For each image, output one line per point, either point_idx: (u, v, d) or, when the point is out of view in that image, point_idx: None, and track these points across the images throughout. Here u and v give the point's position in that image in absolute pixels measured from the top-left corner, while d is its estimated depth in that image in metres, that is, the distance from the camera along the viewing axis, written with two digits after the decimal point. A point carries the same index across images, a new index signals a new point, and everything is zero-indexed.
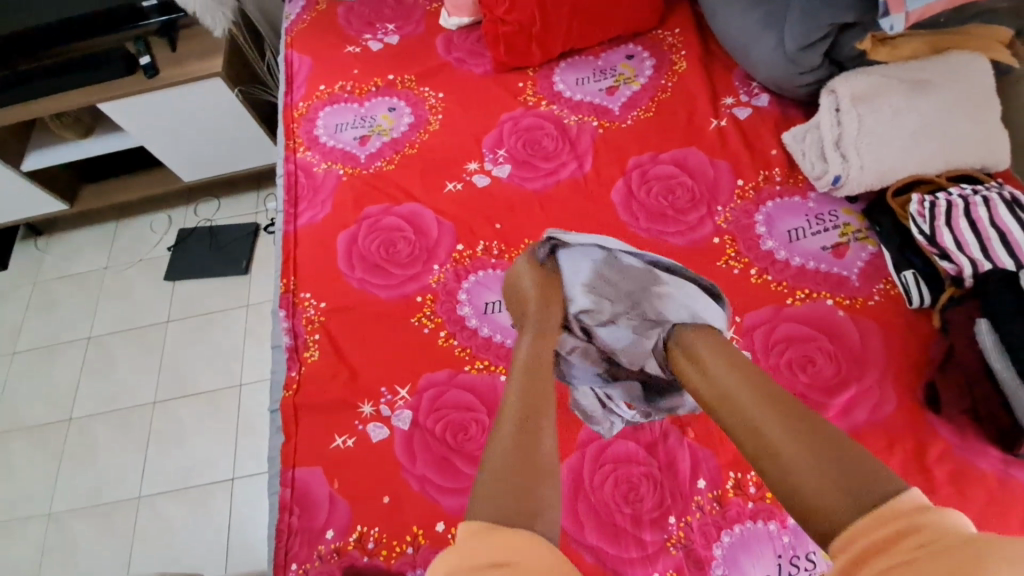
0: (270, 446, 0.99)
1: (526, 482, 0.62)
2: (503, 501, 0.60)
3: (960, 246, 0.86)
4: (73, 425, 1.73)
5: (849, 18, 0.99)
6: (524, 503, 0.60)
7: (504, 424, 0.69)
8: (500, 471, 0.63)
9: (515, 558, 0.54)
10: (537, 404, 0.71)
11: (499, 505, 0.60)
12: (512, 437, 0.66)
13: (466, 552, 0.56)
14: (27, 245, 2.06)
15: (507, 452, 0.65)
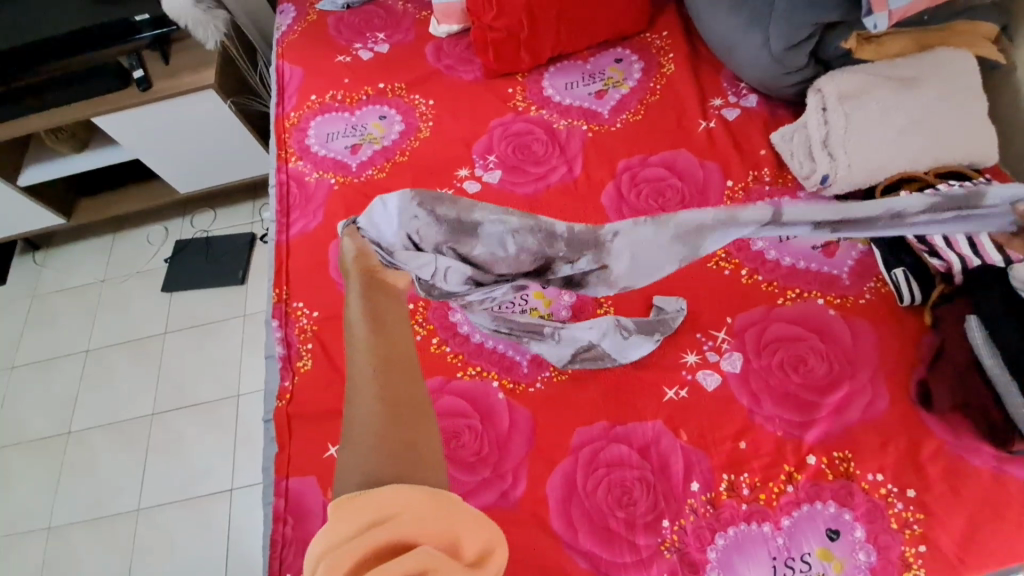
0: (265, 457, 0.99)
1: (399, 446, 0.58)
2: (376, 464, 0.58)
3: (949, 243, 0.86)
4: (71, 439, 1.73)
5: (834, 18, 0.99)
6: (399, 454, 0.58)
7: (363, 378, 0.62)
8: (368, 424, 0.59)
9: (391, 514, 0.56)
10: (392, 341, 0.67)
11: (366, 464, 0.57)
12: (378, 397, 0.61)
13: (342, 523, 0.56)
14: (25, 260, 2.07)
15: (366, 413, 0.60)
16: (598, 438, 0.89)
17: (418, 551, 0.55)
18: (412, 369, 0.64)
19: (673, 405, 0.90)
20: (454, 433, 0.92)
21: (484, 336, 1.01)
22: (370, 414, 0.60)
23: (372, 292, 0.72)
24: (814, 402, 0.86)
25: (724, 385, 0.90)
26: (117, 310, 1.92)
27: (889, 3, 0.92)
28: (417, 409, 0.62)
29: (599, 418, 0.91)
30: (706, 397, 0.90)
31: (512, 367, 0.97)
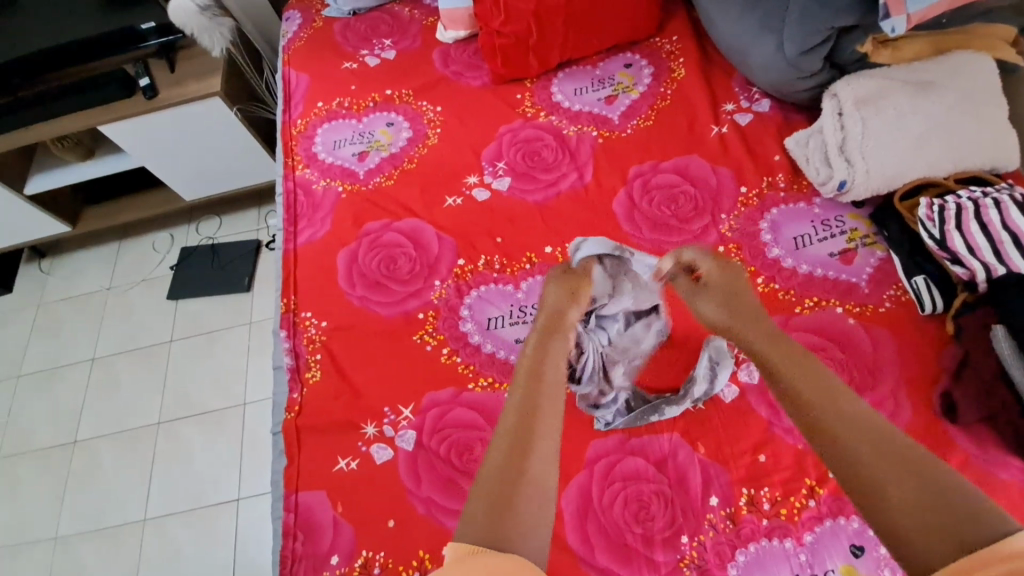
0: (273, 470, 0.98)
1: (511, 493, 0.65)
2: (491, 505, 0.63)
3: (972, 250, 0.84)
4: (77, 448, 1.72)
5: (849, 21, 0.98)
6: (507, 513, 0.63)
7: (510, 408, 0.73)
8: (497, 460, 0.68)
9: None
10: (523, 444, 0.69)
11: (487, 517, 0.63)
12: (510, 433, 0.70)
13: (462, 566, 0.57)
14: (31, 268, 2.06)
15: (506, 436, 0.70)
16: (613, 451, 0.87)
17: None
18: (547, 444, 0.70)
19: (690, 417, 0.88)
20: (468, 445, 0.91)
21: (496, 346, 1.00)
22: (506, 441, 0.69)
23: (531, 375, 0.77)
24: None
25: (742, 397, 0.88)
26: (123, 318, 1.91)
27: (908, 5, 0.90)
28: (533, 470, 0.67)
29: (614, 430, 0.89)
30: (724, 409, 0.88)
31: None
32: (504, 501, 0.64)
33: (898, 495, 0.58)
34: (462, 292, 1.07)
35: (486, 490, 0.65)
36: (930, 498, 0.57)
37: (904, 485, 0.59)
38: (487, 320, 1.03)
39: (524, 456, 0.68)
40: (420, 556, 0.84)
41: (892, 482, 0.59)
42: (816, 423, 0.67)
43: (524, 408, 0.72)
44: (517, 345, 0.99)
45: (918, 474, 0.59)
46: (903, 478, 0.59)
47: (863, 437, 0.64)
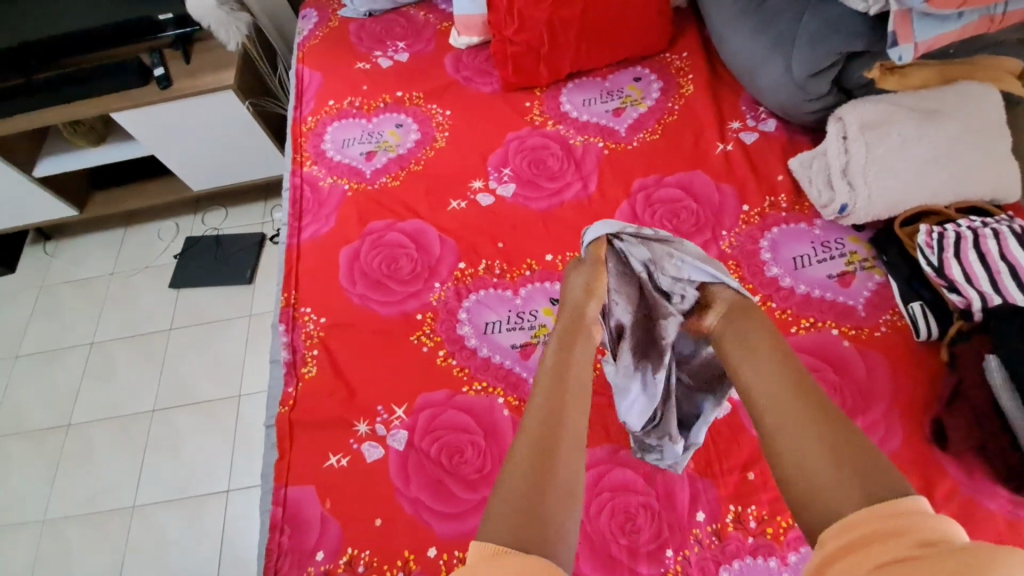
0: (264, 463, 0.98)
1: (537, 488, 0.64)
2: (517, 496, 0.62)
3: (970, 279, 0.84)
4: (70, 431, 1.73)
5: (858, 47, 0.99)
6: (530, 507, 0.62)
7: (533, 416, 0.70)
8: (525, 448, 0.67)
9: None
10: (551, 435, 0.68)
11: (514, 516, 0.61)
12: (538, 429, 0.69)
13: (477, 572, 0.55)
14: (37, 249, 2.08)
15: (520, 448, 0.67)
16: (602, 461, 0.88)
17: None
18: (572, 440, 0.69)
19: None
20: (458, 448, 0.92)
21: (492, 350, 1.01)
22: (523, 453, 0.67)
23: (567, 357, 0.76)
24: None
25: (734, 414, 0.89)
26: (124, 304, 1.92)
27: (914, 35, 0.92)
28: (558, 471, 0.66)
29: (605, 440, 0.89)
30: (716, 425, 0.88)
31: (518, 384, 0.97)
32: (531, 505, 0.62)
33: (810, 461, 0.62)
34: (461, 295, 1.07)
35: (511, 506, 0.62)
36: (850, 469, 0.60)
37: (817, 448, 0.63)
38: (484, 325, 1.03)
39: (546, 476, 0.65)
40: (404, 556, 0.85)
41: (797, 450, 0.64)
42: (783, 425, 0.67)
43: (543, 417, 0.70)
44: (514, 351, 1.00)
45: (813, 436, 0.64)
46: (815, 443, 0.63)
47: (781, 406, 0.68)
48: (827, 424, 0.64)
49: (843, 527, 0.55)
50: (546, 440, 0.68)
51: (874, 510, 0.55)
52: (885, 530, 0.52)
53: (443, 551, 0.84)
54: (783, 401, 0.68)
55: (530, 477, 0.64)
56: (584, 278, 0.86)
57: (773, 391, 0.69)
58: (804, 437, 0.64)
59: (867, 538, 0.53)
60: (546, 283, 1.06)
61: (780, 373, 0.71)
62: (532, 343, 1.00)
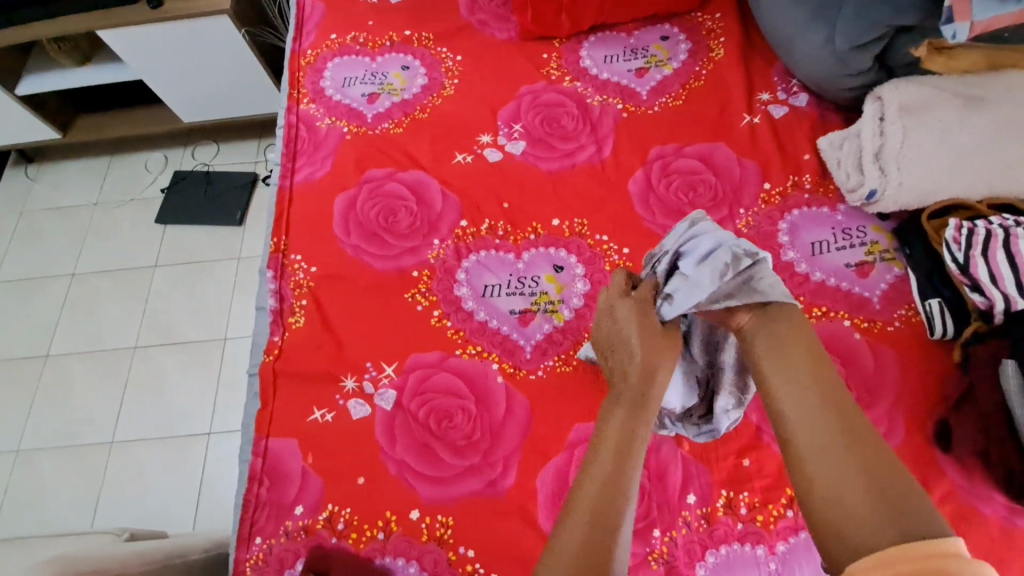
0: (246, 412, 0.95)
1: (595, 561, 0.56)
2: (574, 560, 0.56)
3: (995, 279, 0.80)
4: (48, 362, 1.68)
5: (909, 21, 0.91)
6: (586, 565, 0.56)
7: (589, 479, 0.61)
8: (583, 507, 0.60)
9: None
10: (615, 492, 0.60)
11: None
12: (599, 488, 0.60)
13: None
14: (15, 171, 1.98)
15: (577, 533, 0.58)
16: None
17: None
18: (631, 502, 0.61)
19: None
20: (447, 412, 0.88)
21: (489, 315, 0.96)
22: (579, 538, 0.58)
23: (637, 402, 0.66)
24: None
25: None
26: (107, 236, 1.85)
27: (973, 13, 0.83)
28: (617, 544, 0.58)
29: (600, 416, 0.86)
30: None
31: (514, 351, 0.93)
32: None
33: (836, 475, 0.56)
34: (461, 255, 1.02)
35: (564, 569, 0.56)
36: (883, 495, 0.53)
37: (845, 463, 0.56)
38: (483, 287, 0.99)
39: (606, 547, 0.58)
40: (386, 517, 0.83)
41: (828, 473, 0.56)
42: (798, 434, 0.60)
43: (603, 498, 0.60)
44: (512, 317, 0.95)
45: (844, 450, 0.57)
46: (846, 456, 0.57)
47: (811, 415, 0.60)
48: (866, 441, 0.57)
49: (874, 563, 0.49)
50: (611, 526, 0.59)
51: (911, 548, 0.49)
52: (923, 571, 0.47)
53: (426, 514, 0.82)
54: (815, 413, 0.59)
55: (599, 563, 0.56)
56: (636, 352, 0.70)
57: (800, 395, 0.61)
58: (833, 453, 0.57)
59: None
60: (550, 249, 1.01)
61: (817, 382, 0.61)
62: (531, 310, 0.96)
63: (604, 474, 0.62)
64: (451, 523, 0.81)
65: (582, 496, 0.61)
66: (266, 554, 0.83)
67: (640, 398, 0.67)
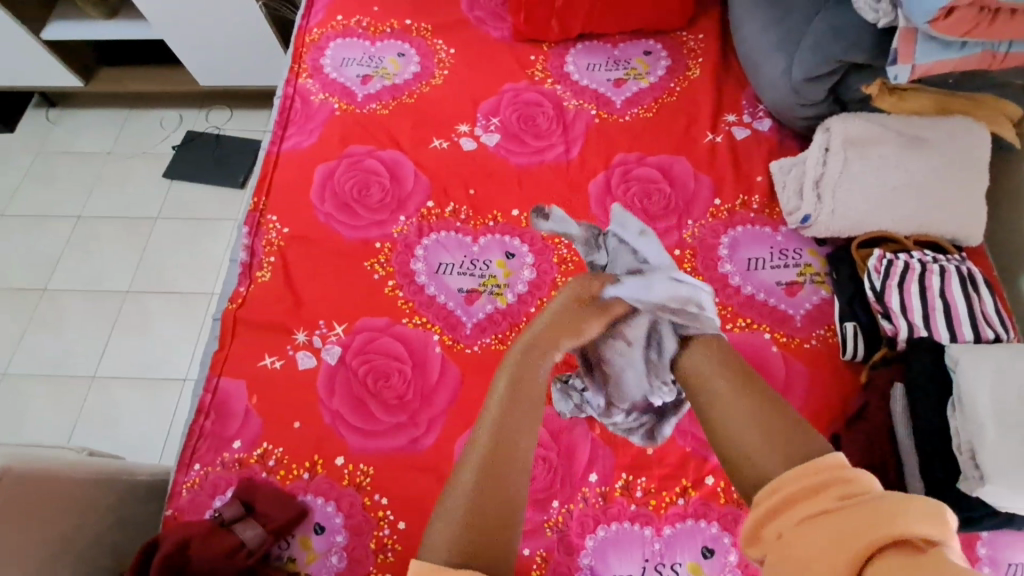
0: (205, 352, 1.02)
1: (490, 528, 0.53)
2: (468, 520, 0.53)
3: (905, 310, 0.87)
4: (45, 296, 1.78)
5: (859, 59, 0.96)
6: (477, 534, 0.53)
7: (476, 450, 0.59)
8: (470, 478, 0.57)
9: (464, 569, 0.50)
10: (502, 461, 0.58)
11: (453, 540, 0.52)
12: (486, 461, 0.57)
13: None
14: (39, 114, 2.09)
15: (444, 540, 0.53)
16: None
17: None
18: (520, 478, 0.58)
19: None
20: (385, 373, 0.95)
21: (438, 290, 1.03)
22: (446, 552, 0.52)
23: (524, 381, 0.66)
24: None
25: None
26: (116, 184, 1.95)
27: (915, 57, 0.88)
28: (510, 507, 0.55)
29: None
30: None
31: (455, 326, 1.00)
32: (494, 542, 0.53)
33: (751, 444, 0.57)
34: (422, 232, 1.09)
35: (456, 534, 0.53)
36: (780, 437, 0.56)
37: (758, 422, 0.58)
38: (438, 265, 1.06)
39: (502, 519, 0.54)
40: (313, 460, 0.90)
41: (738, 422, 0.59)
42: (724, 423, 0.60)
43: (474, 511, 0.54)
44: (458, 295, 1.02)
45: (757, 415, 0.59)
46: (756, 418, 0.58)
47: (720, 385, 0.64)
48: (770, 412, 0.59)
49: (773, 488, 0.53)
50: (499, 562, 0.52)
51: (802, 467, 0.53)
52: (810, 482, 0.52)
53: (350, 462, 0.90)
54: (735, 395, 0.61)
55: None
56: (514, 374, 0.67)
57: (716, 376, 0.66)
58: (748, 425, 0.58)
59: (792, 495, 0.52)
60: (505, 237, 1.08)
61: (754, 399, 0.60)
62: (478, 291, 1.03)
63: (473, 486, 0.56)
64: (371, 472, 0.89)
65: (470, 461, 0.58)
66: (202, 479, 0.91)
67: (523, 412, 0.62)
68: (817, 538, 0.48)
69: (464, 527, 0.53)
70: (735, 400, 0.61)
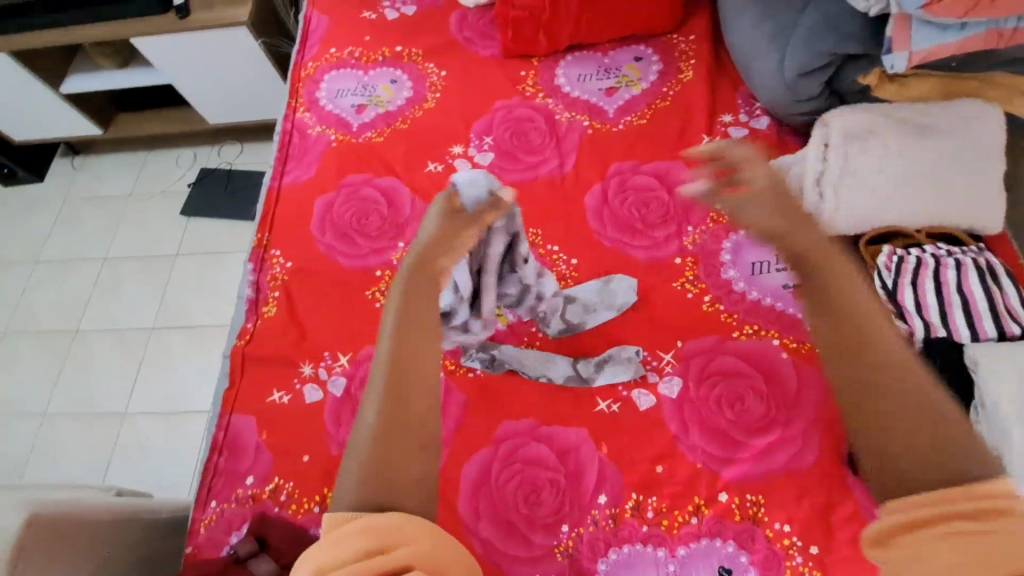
0: (217, 389, 1.05)
1: (395, 475, 0.57)
2: (365, 474, 0.57)
3: (920, 308, 0.83)
4: (77, 337, 1.86)
5: (854, 49, 0.92)
6: (394, 478, 0.58)
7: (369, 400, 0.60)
8: (365, 435, 0.58)
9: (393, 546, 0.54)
10: (404, 399, 0.60)
11: (362, 490, 0.56)
12: (378, 402, 0.60)
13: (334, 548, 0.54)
14: (64, 163, 2.19)
15: (352, 487, 0.57)
16: (521, 434, 0.91)
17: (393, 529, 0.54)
18: (420, 421, 0.61)
19: (603, 416, 0.90)
20: None
21: None
22: (351, 498, 0.57)
23: (404, 330, 0.63)
24: (742, 442, 0.86)
25: (657, 407, 0.90)
26: (137, 225, 2.03)
27: (911, 44, 0.85)
28: (407, 436, 0.59)
29: (528, 415, 0.92)
30: (637, 415, 0.90)
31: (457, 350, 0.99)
32: (405, 479, 0.58)
33: (900, 450, 0.62)
34: None
35: (352, 482, 0.57)
36: (938, 456, 0.60)
37: (908, 441, 0.62)
38: None
39: (416, 459, 0.60)
40: (323, 493, 0.91)
41: (894, 438, 0.62)
42: (884, 452, 0.63)
43: (379, 445, 0.58)
44: None
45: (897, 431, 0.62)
46: (919, 447, 0.61)
47: (909, 375, 0.66)
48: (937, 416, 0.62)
49: (893, 510, 0.60)
50: (409, 493, 0.58)
51: (929, 492, 0.59)
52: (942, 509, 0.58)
53: None
54: (890, 420, 0.62)
55: (414, 535, 0.55)
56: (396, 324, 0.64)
57: (873, 367, 0.65)
58: (892, 432, 0.62)
59: (937, 521, 0.57)
60: None
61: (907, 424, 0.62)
62: None
63: (369, 445, 0.58)
64: None
65: (362, 414, 0.60)
66: (218, 516, 0.93)
67: (413, 356, 0.63)
68: (937, 540, 0.57)
69: (362, 476, 0.57)
70: (886, 418, 0.63)
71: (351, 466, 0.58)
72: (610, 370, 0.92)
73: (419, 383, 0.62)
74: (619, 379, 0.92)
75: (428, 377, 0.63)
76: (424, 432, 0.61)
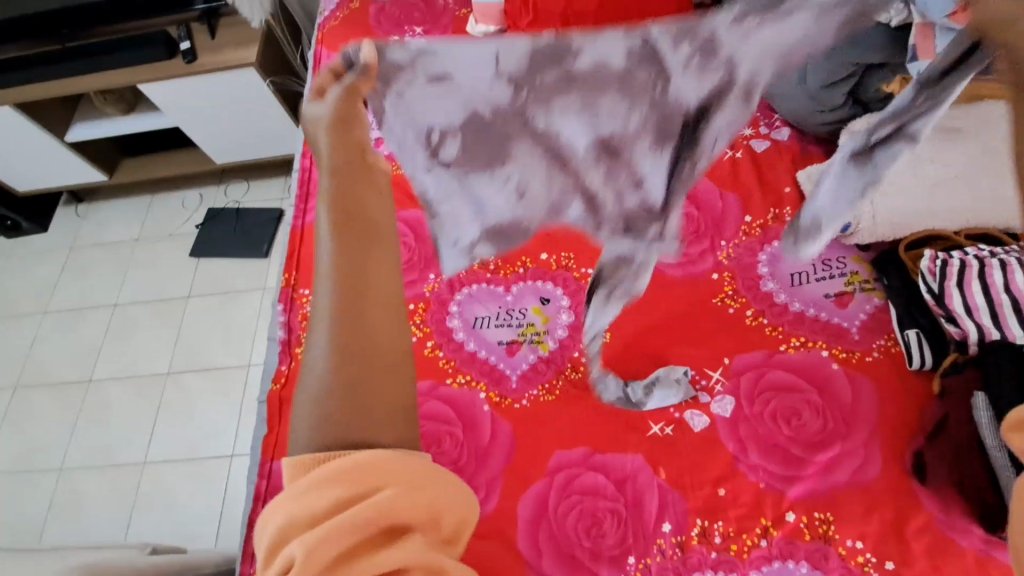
0: (255, 435, 1.02)
1: (362, 386, 0.48)
2: (320, 408, 0.48)
3: (971, 311, 0.82)
4: (91, 387, 1.82)
5: (877, 58, 0.95)
6: (360, 396, 0.48)
7: (319, 315, 0.50)
8: (323, 356, 0.49)
9: (381, 487, 0.46)
10: (359, 298, 0.50)
11: (319, 423, 0.48)
12: (333, 310, 0.49)
13: (300, 498, 0.46)
14: (69, 211, 2.17)
15: (310, 425, 0.48)
16: (576, 464, 0.89)
17: (373, 467, 0.47)
18: (383, 329, 0.50)
19: (657, 440, 0.89)
20: (436, 438, 0.93)
21: (478, 345, 1.02)
22: (310, 437, 0.48)
23: (350, 222, 0.53)
24: (803, 458, 0.84)
25: (712, 428, 0.88)
26: (147, 269, 2.00)
27: None
28: (372, 335, 0.50)
29: (580, 443, 0.90)
30: (691, 436, 0.88)
31: (501, 380, 0.98)
32: (378, 398, 0.49)
33: None
34: (454, 288, 1.09)
35: (313, 412, 0.48)
36: None
37: None
38: (474, 319, 1.05)
39: (391, 366, 0.50)
40: None
41: None
42: None
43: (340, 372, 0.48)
44: (502, 349, 1.01)
45: None
46: None
47: None
48: None
49: None
50: (380, 420, 0.49)
51: None
52: None
53: None
54: None
55: (409, 473, 0.48)
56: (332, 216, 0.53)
57: None
58: None
59: None
60: (538, 282, 1.07)
61: None
62: (519, 341, 1.01)
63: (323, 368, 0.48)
64: None
65: (313, 329, 0.50)
66: None
67: (366, 250, 0.52)
68: None
69: (329, 398, 0.47)
70: None
71: (305, 386, 0.49)
72: (661, 393, 0.90)
73: (378, 294, 0.51)
74: (670, 401, 0.90)
75: (388, 271, 0.53)
76: (386, 330, 0.50)
